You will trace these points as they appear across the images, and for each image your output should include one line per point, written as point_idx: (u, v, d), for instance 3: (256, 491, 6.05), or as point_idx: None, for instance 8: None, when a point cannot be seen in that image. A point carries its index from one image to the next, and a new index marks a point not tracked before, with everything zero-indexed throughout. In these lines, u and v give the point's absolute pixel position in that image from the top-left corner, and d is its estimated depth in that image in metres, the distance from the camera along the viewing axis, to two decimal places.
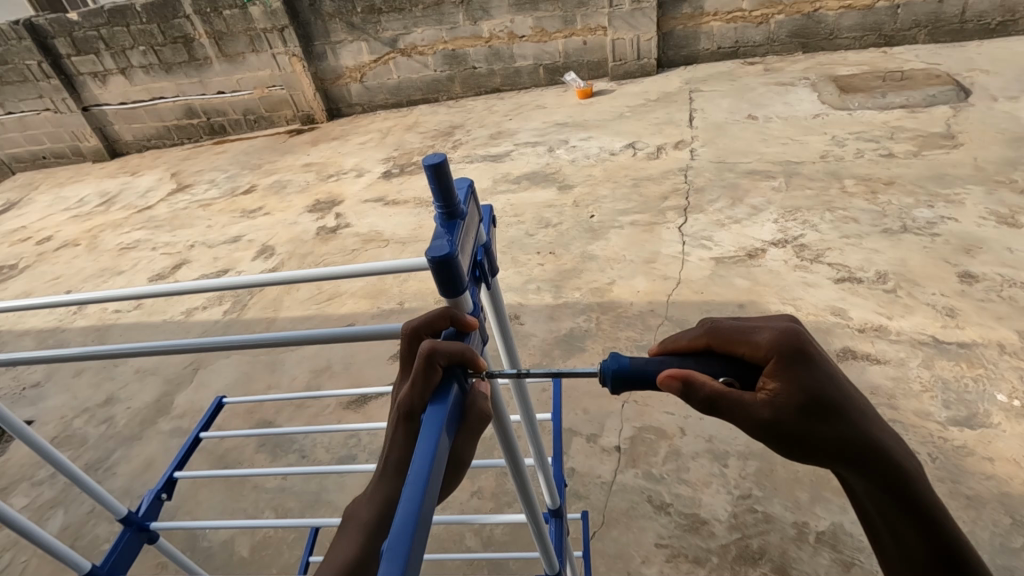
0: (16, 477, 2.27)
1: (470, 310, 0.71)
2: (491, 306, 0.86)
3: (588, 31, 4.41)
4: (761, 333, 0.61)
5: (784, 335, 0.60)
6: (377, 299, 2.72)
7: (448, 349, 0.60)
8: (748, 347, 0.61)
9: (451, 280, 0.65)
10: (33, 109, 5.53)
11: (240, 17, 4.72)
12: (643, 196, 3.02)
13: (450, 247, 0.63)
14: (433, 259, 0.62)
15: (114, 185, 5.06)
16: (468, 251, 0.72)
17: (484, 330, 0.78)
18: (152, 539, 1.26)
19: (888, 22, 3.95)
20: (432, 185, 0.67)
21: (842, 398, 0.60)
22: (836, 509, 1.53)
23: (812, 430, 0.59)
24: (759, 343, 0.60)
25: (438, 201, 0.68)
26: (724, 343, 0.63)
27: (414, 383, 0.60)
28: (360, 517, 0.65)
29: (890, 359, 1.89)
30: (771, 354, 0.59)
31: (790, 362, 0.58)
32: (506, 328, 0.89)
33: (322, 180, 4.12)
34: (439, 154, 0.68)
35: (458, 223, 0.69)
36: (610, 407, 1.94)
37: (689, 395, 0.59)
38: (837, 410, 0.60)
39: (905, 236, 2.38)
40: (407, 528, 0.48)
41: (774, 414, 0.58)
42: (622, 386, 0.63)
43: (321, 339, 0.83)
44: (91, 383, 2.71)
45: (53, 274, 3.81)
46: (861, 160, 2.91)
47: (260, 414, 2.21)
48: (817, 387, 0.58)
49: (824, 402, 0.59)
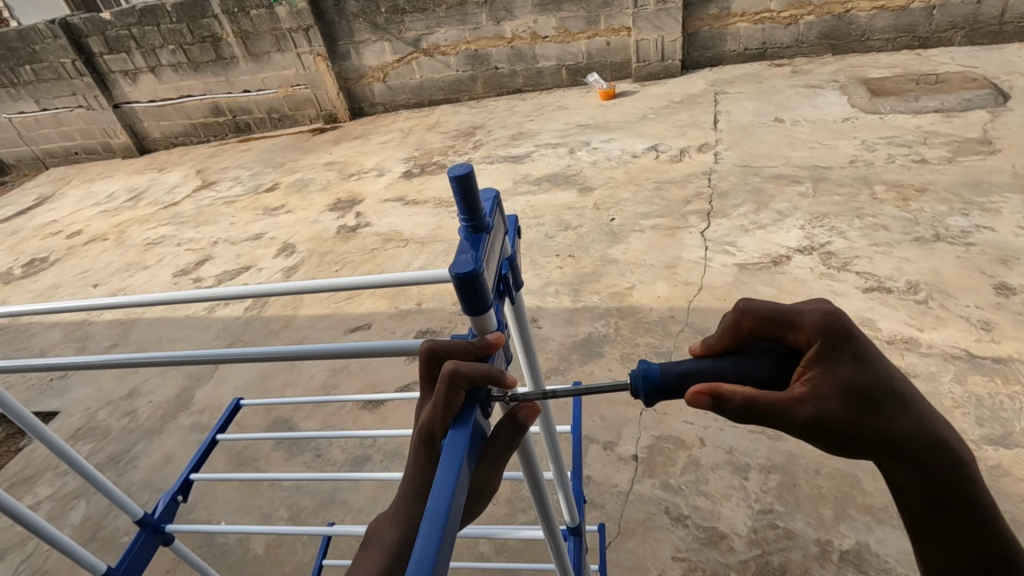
0: (41, 467, 2.31)
1: (494, 327, 0.69)
2: (514, 320, 0.84)
3: (612, 31, 4.37)
4: (805, 316, 0.58)
5: (827, 315, 0.56)
6: (395, 300, 2.73)
7: (473, 370, 0.58)
8: (791, 328, 0.58)
9: (475, 299, 0.63)
10: (66, 106, 5.67)
11: (267, 17, 4.78)
12: (666, 199, 2.97)
13: (474, 263, 0.61)
14: (456, 276, 0.61)
15: (142, 182, 5.17)
16: (492, 265, 0.70)
17: (507, 347, 0.76)
18: (168, 541, 1.27)
19: (922, 23, 3.83)
20: (457, 197, 0.66)
21: (891, 382, 0.55)
22: (861, 528, 1.48)
23: (861, 421, 0.55)
24: (802, 328, 0.57)
25: (463, 213, 0.66)
26: (763, 325, 0.61)
27: (437, 406, 0.58)
28: (381, 539, 0.63)
29: (921, 373, 1.82)
30: (816, 338, 0.56)
31: (836, 347, 0.55)
32: (528, 343, 0.88)
33: (344, 179, 4.14)
34: (464, 164, 0.66)
35: (483, 237, 0.67)
36: (628, 415, 1.91)
37: (719, 408, 0.57)
38: (888, 397, 0.55)
39: (938, 245, 2.30)
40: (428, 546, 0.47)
41: (819, 414, 0.54)
42: (657, 397, 0.62)
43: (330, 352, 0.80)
44: (115, 376, 2.76)
45: (82, 267, 3.90)
46: (892, 165, 2.83)
47: (277, 412, 2.22)
48: (866, 378, 0.54)
49: (871, 388, 0.55)
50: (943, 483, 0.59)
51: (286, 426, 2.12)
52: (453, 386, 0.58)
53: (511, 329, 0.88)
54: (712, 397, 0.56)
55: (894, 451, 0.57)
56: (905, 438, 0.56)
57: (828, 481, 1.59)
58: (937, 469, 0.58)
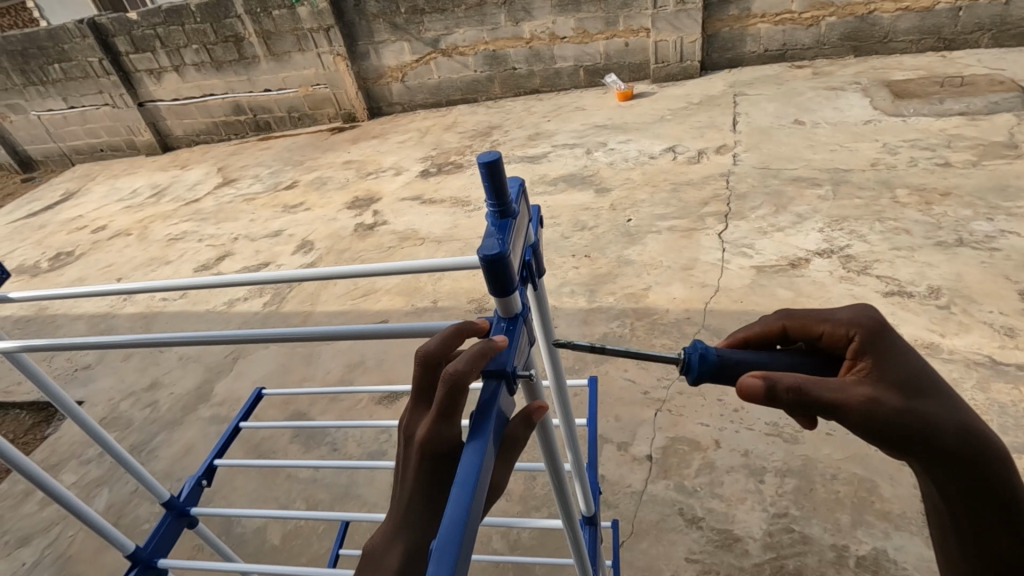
0: (66, 455, 2.37)
1: (518, 311, 0.69)
2: (536, 308, 0.85)
3: (631, 32, 4.36)
4: (840, 312, 0.62)
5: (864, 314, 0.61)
6: (411, 297, 2.76)
7: (475, 364, 0.54)
8: (828, 325, 0.61)
9: (501, 280, 0.64)
10: (93, 104, 5.80)
11: (289, 17, 4.84)
12: (683, 201, 2.96)
13: (501, 246, 0.62)
14: (483, 258, 0.62)
15: (164, 178, 5.26)
16: (518, 250, 0.71)
17: (530, 330, 0.76)
18: (192, 524, 1.29)
19: (948, 24, 3.78)
20: (485, 183, 0.67)
21: (933, 378, 0.59)
22: (878, 535, 1.47)
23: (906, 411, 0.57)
24: (839, 321, 0.61)
25: (491, 198, 0.67)
26: (803, 327, 0.64)
27: (446, 408, 0.55)
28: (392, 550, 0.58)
29: (942, 379, 1.79)
30: (855, 329, 0.60)
31: (878, 339, 0.59)
32: (548, 329, 0.88)
33: (362, 177, 4.19)
34: (493, 151, 0.67)
35: (510, 222, 0.68)
36: (643, 416, 1.90)
37: (775, 399, 0.55)
38: (931, 390, 0.58)
39: (962, 250, 2.26)
40: (453, 538, 0.46)
41: (876, 395, 0.56)
42: (705, 377, 0.61)
43: (351, 334, 0.82)
44: (138, 368, 2.82)
45: (106, 262, 3.98)
46: (915, 169, 2.79)
47: (295, 405, 2.26)
48: (906, 369, 0.58)
49: (911, 381, 0.58)
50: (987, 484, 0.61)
51: (303, 419, 2.16)
52: (454, 387, 0.53)
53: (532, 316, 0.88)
54: (767, 380, 0.55)
55: (941, 452, 0.59)
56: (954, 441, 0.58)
57: (846, 486, 1.58)
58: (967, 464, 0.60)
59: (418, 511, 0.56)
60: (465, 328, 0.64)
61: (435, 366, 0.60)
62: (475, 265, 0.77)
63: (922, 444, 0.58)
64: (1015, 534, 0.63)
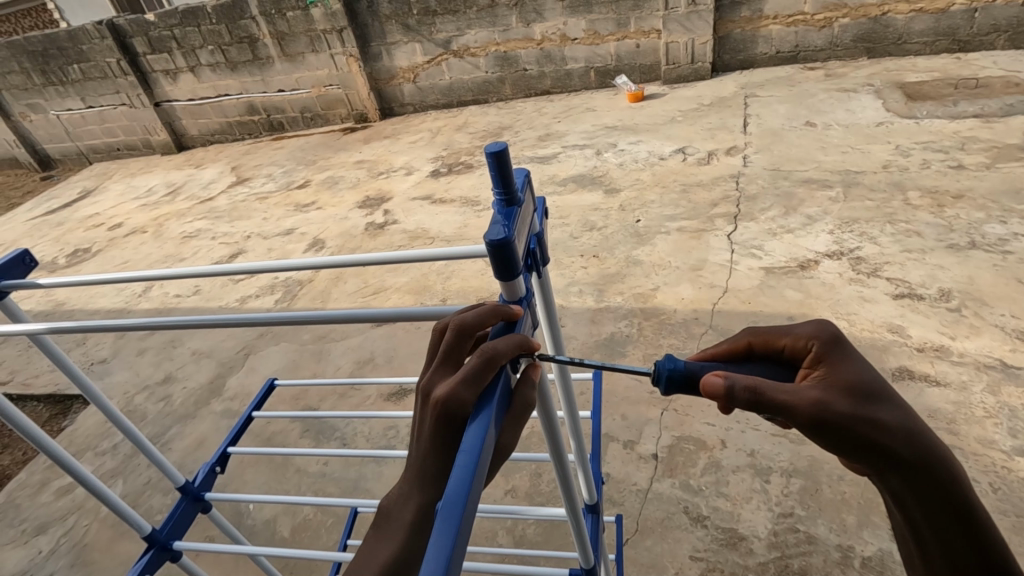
0: (83, 446, 2.43)
1: (522, 296, 0.71)
2: (541, 295, 0.86)
3: (642, 34, 4.36)
4: (799, 327, 0.63)
5: (821, 323, 0.62)
6: (421, 295, 2.79)
7: (511, 349, 0.59)
8: (789, 339, 0.63)
9: (506, 263, 0.65)
10: (110, 104, 5.90)
11: (303, 18, 4.89)
12: (692, 202, 2.96)
13: (507, 232, 0.64)
14: (490, 243, 0.63)
15: (180, 177, 5.34)
16: (523, 238, 0.73)
17: (533, 316, 0.77)
18: (206, 509, 1.33)
19: (963, 26, 3.74)
20: (492, 172, 0.68)
21: (885, 384, 0.58)
22: (885, 536, 1.46)
23: (862, 413, 0.56)
24: (798, 334, 0.63)
25: (497, 187, 0.68)
26: (764, 341, 0.65)
27: (468, 376, 0.56)
28: (402, 516, 0.58)
29: (952, 382, 1.78)
30: (813, 340, 0.61)
31: (832, 346, 0.60)
32: (552, 315, 0.90)
33: (373, 177, 4.23)
34: (500, 141, 0.69)
35: (516, 210, 0.69)
36: (649, 414, 1.91)
37: (732, 398, 0.55)
38: (884, 395, 0.57)
39: (974, 253, 2.25)
40: (455, 510, 0.47)
41: (822, 398, 0.55)
42: (676, 388, 0.62)
43: (360, 320, 0.84)
44: (152, 362, 2.88)
45: (122, 259, 4.05)
46: (927, 171, 2.77)
47: (305, 400, 2.29)
48: (860, 372, 0.58)
49: (865, 387, 0.57)
50: (935, 488, 0.58)
51: (312, 413, 2.19)
52: (489, 357, 0.57)
53: (537, 303, 0.89)
54: (725, 378, 0.56)
55: (886, 455, 0.56)
56: (899, 445, 0.56)
57: (852, 487, 1.58)
58: (925, 472, 0.57)
59: (430, 471, 0.57)
60: (503, 310, 0.65)
61: (468, 337, 0.62)
62: (481, 253, 0.79)
63: (866, 446, 0.56)
64: (967, 544, 0.59)
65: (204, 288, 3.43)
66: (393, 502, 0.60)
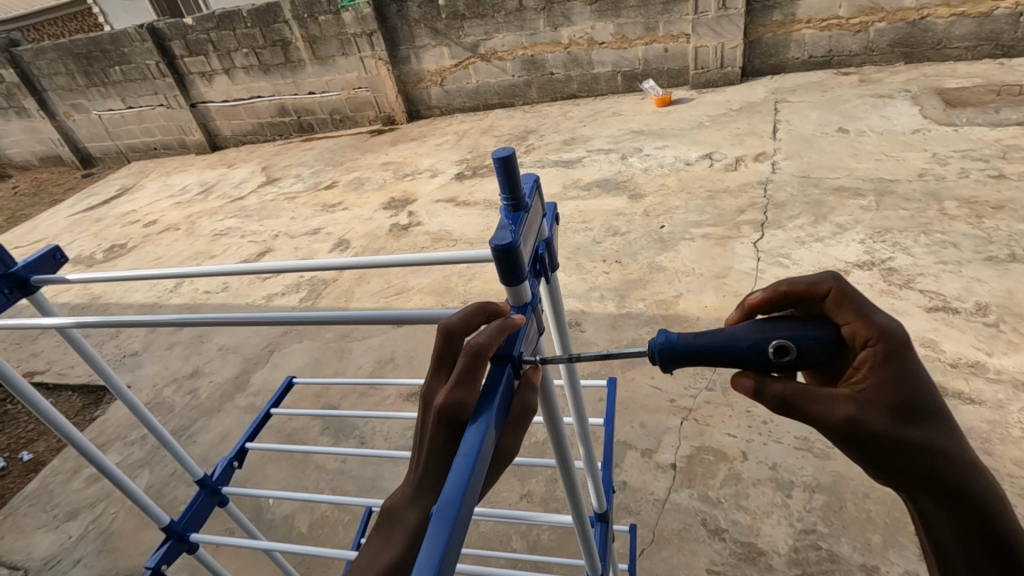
0: (112, 436, 2.50)
1: (526, 301, 0.70)
2: (549, 299, 0.85)
3: (670, 38, 4.32)
4: (877, 317, 0.59)
5: (894, 331, 0.58)
6: (443, 297, 2.81)
7: (497, 343, 0.58)
8: (860, 324, 0.59)
9: (511, 271, 0.65)
10: (149, 104, 6.09)
11: (334, 22, 4.98)
12: (718, 209, 2.92)
13: (512, 237, 0.63)
14: (495, 248, 0.63)
15: (212, 177, 5.48)
16: (530, 243, 0.72)
17: (540, 322, 0.77)
18: (222, 503, 1.35)
19: (1007, 31, 3.61)
20: (498, 176, 0.68)
21: (931, 400, 0.58)
22: (912, 558, 1.41)
23: (903, 434, 0.57)
24: (871, 324, 0.59)
25: (505, 193, 0.68)
26: (844, 303, 0.61)
27: (458, 376, 0.56)
28: (403, 521, 0.58)
29: (987, 400, 1.71)
30: (874, 341, 0.58)
31: (892, 359, 0.57)
32: (561, 319, 0.89)
33: (399, 179, 4.27)
34: (508, 147, 0.69)
35: (523, 215, 0.69)
36: (668, 423, 1.88)
37: (760, 395, 0.60)
38: (928, 413, 0.58)
39: (1014, 266, 2.16)
40: (448, 513, 0.47)
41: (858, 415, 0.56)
42: (674, 364, 0.63)
43: (373, 320, 0.84)
44: (180, 356, 2.95)
45: (156, 255, 4.17)
46: (965, 180, 2.68)
47: (326, 398, 2.33)
48: (908, 391, 0.57)
49: (912, 403, 0.57)
50: (969, 511, 0.61)
51: (332, 411, 2.22)
52: (478, 358, 0.57)
53: (546, 309, 0.89)
54: (756, 384, 0.60)
55: (918, 474, 0.59)
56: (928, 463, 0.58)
57: (878, 506, 1.53)
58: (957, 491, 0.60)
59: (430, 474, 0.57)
60: (489, 307, 0.65)
61: (457, 339, 0.62)
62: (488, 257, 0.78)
63: (894, 464, 0.58)
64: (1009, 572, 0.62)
65: (233, 285, 3.50)
66: (394, 505, 0.60)
